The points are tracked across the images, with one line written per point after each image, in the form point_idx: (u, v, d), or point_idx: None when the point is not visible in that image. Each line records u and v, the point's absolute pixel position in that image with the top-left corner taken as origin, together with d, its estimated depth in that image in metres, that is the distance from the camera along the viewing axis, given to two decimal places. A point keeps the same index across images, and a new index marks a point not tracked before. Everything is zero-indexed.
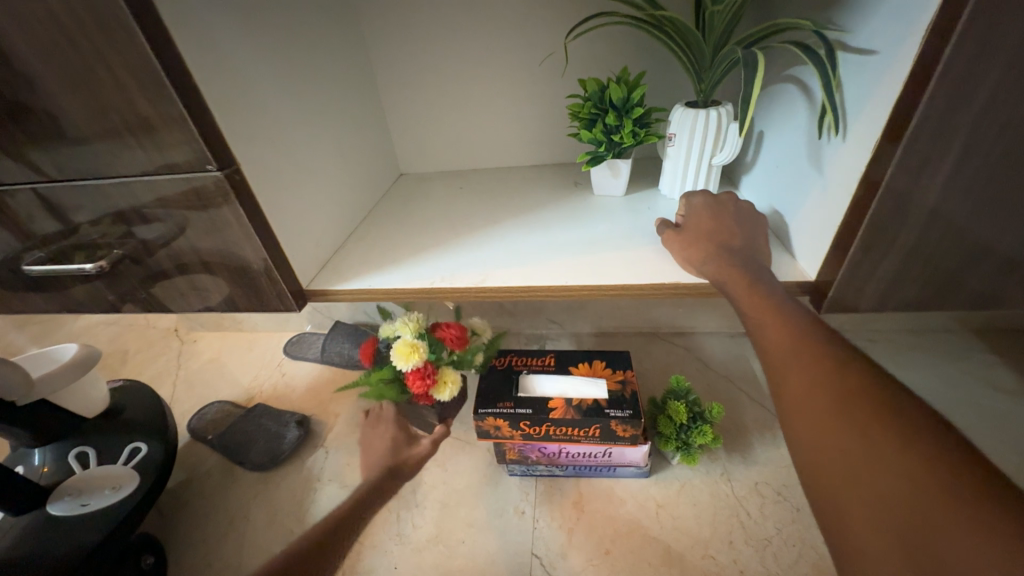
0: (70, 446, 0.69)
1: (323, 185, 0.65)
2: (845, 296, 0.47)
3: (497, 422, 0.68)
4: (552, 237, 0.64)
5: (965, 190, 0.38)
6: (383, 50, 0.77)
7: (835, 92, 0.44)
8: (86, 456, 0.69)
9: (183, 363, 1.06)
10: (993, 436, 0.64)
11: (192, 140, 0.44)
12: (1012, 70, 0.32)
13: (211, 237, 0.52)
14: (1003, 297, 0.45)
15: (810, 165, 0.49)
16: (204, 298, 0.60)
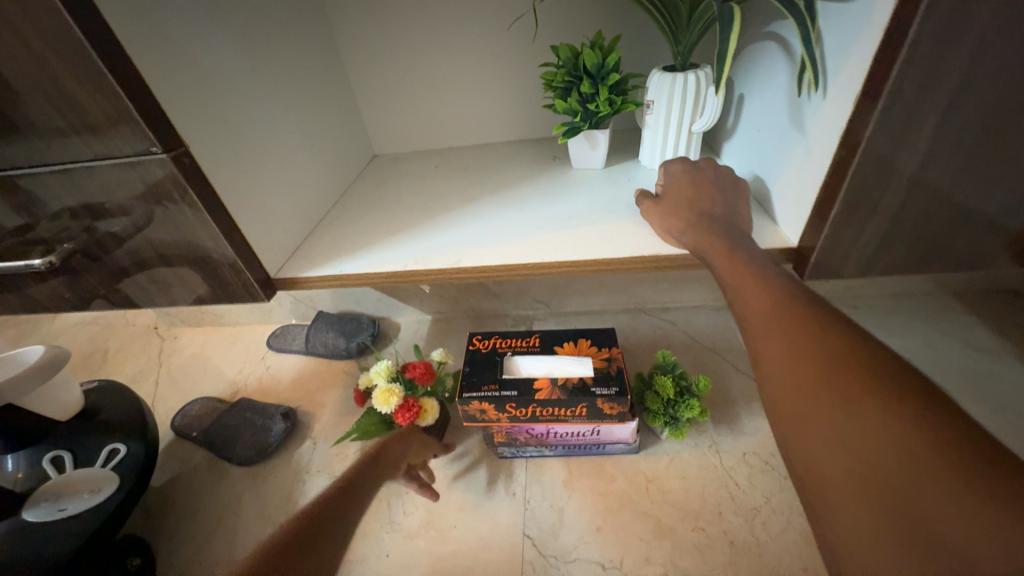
0: (45, 450, 0.66)
1: (288, 168, 0.62)
2: (828, 260, 0.45)
3: (483, 405, 0.67)
4: (526, 214, 0.62)
5: (950, 142, 0.36)
6: (345, 22, 0.73)
7: (814, 45, 0.42)
8: (62, 460, 0.66)
9: (163, 360, 1.03)
10: (976, 396, 0.65)
11: (131, 119, 0.41)
12: (1000, 9, 0.30)
13: (167, 226, 0.49)
14: (988, 256, 0.44)
15: (791, 126, 0.47)
16: (167, 292, 0.57)
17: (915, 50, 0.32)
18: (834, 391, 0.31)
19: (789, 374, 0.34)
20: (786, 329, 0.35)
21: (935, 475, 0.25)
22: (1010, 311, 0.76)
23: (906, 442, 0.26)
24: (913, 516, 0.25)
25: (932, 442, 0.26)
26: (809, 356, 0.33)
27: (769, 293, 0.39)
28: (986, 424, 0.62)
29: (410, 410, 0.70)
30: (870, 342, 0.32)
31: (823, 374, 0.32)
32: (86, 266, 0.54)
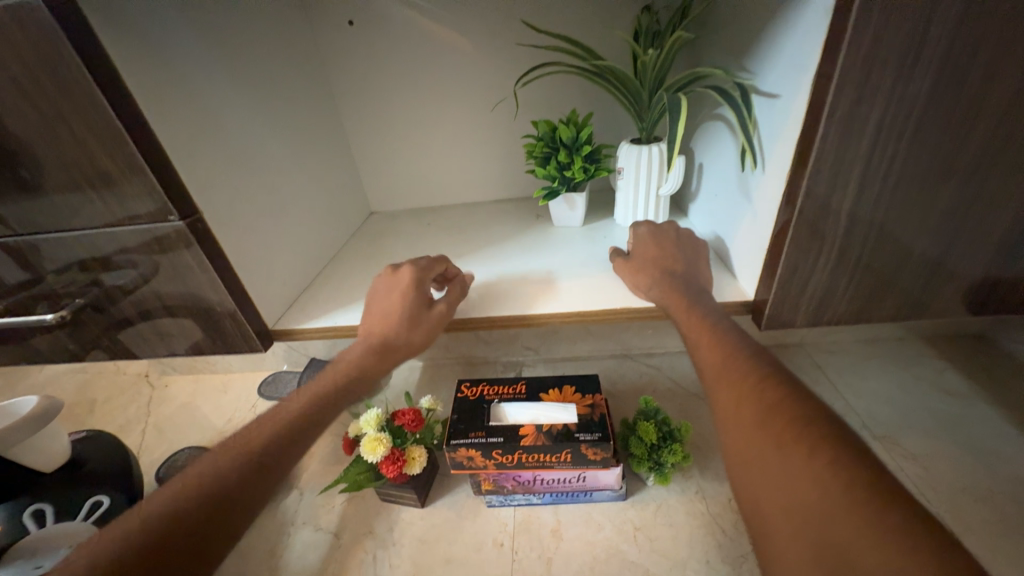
0: (23, 504, 0.60)
1: (290, 227, 0.67)
2: (780, 313, 0.49)
3: (470, 452, 0.69)
4: (507, 270, 0.67)
5: (870, 212, 0.41)
6: (348, 97, 0.81)
7: (752, 130, 0.48)
8: (43, 514, 0.61)
9: (153, 410, 1.03)
10: (945, 439, 0.68)
11: (152, 190, 0.46)
12: (889, 110, 0.36)
13: (175, 282, 0.53)
14: (926, 309, 0.48)
15: (741, 195, 0.54)
16: (169, 343, 0.60)
17: (826, 137, 0.38)
18: (783, 442, 0.33)
19: (742, 422, 0.37)
20: (740, 381, 0.39)
21: (866, 529, 0.27)
22: (971, 355, 0.80)
23: (844, 498, 0.29)
24: (829, 545, 0.28)
25: (867, 501, 0.28)
26: (760, 408, 0.36)
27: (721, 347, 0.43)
28: (957, 467, 0.64)
29: (397, 460, 0.72)
30: (801, 394, 0.36)
31: (773, 425, 0.35)
32: (94, 319, 0.57)
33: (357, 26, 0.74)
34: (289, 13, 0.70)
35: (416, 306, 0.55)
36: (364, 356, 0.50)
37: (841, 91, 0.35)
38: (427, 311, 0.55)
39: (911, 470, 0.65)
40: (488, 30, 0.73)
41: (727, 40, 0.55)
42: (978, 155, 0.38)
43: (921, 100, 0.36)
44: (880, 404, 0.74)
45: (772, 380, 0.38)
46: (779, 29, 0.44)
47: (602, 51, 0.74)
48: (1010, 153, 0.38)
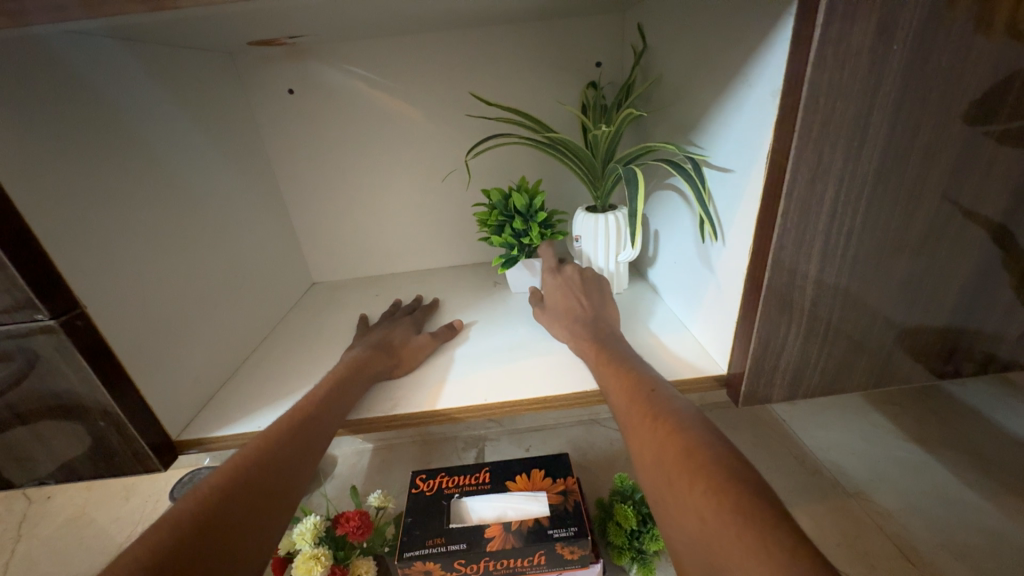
0: None
1: (208, 309, 0.58)
2: (756, 389, 0.46)
3: (427, 566, 0.59)
4: (472, 352, 0.61)
5: (834, 285, 0.40)
6: (286, 162, 0.76)
7: (707, 202, 0.48)
8: None
9: (24, 533, 0.82)
10: (922, 496, 0.66)
11: (10, 285, 0.36)
12: (842, 189, 0.36)
13: (38, 395, 0.41)
14: (895, 374, 0.47)
15: (702, 264, 0.53)
16: (29, 470, 0.46)
17: (785, 211, 0.37)
18: (675, 472, 0.35)
19: (647, 456, 0.38)
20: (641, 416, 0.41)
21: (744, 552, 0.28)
22: (920, 398, 0.82)
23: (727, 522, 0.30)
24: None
25: (751, 520, 0.29)
26: (658, 441, 0.38)
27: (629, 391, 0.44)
28: (939, 529, 0.62)
29: None
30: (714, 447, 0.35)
31: (667, 458, 0.36)
32: None
33: (298, 94, 0.71)
34: (220, 80, 0.65)
35: (402, 335, 0.61)
36: (357, 362, 0.55)
37: (798, 168, 0.35)
38: (414, 339, 0.61)
39: (892, 532, 0.63)
40: (438, 100, 0.73)
41: (672, 116, 0.56)
42: (925, 228, 0.39)
43: (871, 177, 0.36)
44: (853, 461, 0.73)
45: (671, 416, 0.39)
46: (724, 107, 0.45)
47: (552, 122, 0.75)
48: (952, 226, 0.39)
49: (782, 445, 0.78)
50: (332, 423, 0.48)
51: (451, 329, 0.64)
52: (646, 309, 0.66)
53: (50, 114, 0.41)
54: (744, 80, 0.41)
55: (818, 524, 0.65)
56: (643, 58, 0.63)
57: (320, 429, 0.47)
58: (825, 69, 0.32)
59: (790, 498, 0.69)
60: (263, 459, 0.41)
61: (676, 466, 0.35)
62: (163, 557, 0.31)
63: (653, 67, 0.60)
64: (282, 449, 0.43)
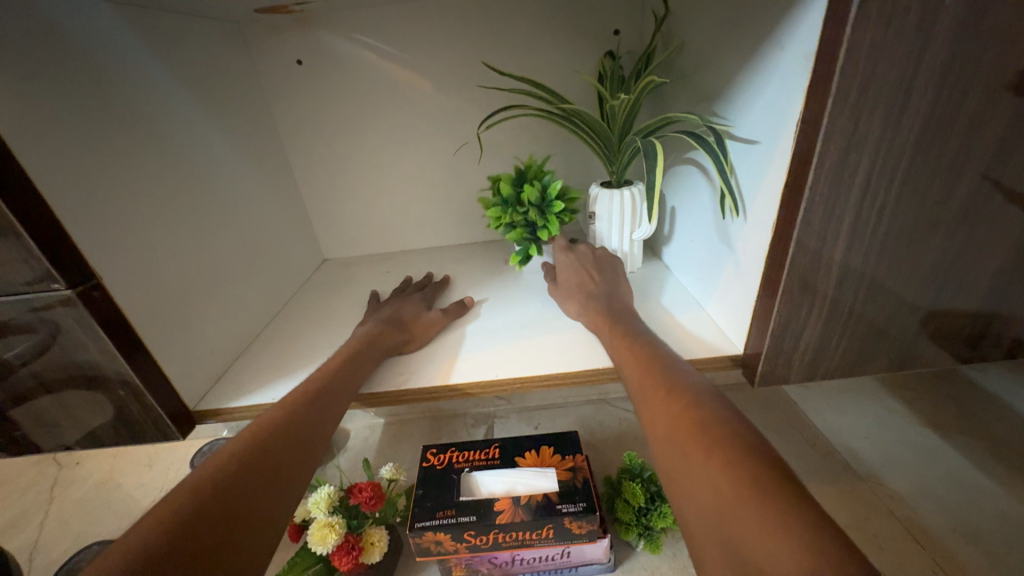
0: None
1: (221, 282, 0.58)
2: (773, 370, 0.45)
3: (438, 536, 0.60)
4: (485, 330, 0.61)
5: (861, 263, 0.39)
6: (296, 136, 0.75)
7: (729, 176, 0.46)
8: None
9: (56, 495, 0.86)
10: (936, 481, 0.65)
11: (26, 255, 0.36)
12: (876, 160, 0.34)
13: (59, 365, 0.42)
14: (920, 356, 0.45)
15: (721, 242, 0.51)
16: (54, 436, 0.47)
17: (814, 185, 0.35)
18: (688, 444, 0.34)
19: (658, 428, 0.37)
20: (654, 391, 0.40)
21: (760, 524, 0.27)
22: (939, 383, 0.80)
23: (741, 493, 0.29)
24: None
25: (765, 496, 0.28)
26: (672, 415, 0.37)
27: (642, 366, 0.44)
28: (952, 513, 0.62)
29: (351, 551, 0.62)
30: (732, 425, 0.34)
31: (680, 431, 0.35)
32: None
33: (307, 64, 0.69)
34: (227, 50, 0.64)
35: (412, 311, 0.61)
36: (371, 335, 0.55)
37: (830, 138, 0.33)
38: (423, 316, 0.61)
39: (903, 515, 0.63)
40: (449, 71, 0.70)
41: (694, 86, 0.54)
42: (964, 204, 0.37)
43: (909, 148, 0.34)
44: (867, 444, 0.72)
45: (685, 392, 0.38)
46: (751, 74, 0.42)
47: (567, 94, 0.73)
48: (993, 202, 0.37)
49: (793, 427, 0.78)
50: (346, 394, 0.49)
51: (461, 306, 0.64)
52: (660, 288, 0.64)
53: (59, 83, 0.41)
54: (775, 44, 0.39)
55: (827, 506, 0.65)
56: (665, 24, 0.60)
57: (334, 400, 0.47)
58: (866, 27, 0.30)
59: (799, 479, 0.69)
60: (277, 430, 0.42)
61: (689, 438, 0.34)
62: (185, 516, 0.32)
63: (675, 33, 0.57)
64: (295, 420, 0.43)
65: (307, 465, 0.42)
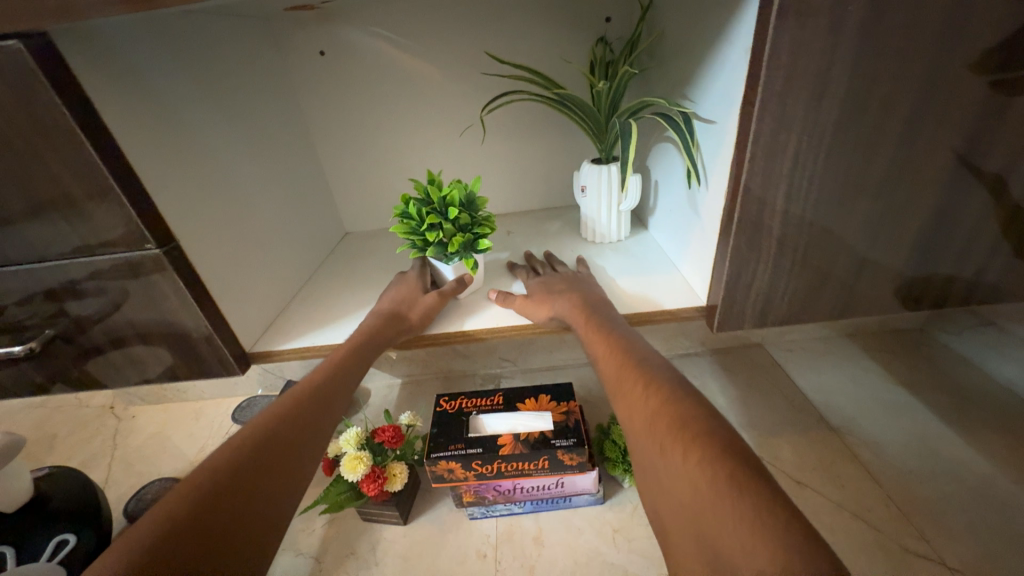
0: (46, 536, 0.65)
1: (264, 249, 0.69)
2: (729, 316, 0.53)
3: (450, 464, 0.71)
4: (485, 317, 0.68)
5: (797, 224, 0.47)
6: (320, 121, 0.83)
7: (695, 152, 0.54)
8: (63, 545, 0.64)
9: (120, 442, 0.99)
10: (892, 432, 0.74)
11: (128, 221, 0.46)
12: (803, 137, 0.42)
13: (148, 310, 0.53)
14: (856, 309, 0.53)
15: (691, 209, 0.59)
16: (141, 371, 0.59)
17: (752, 157, 0.43)
18: (671, 446, 0.40)
19: (636, 419, 0.45)
20: (637, 393, 0.47)
21: (737, 519, 0.32)
22: (901, 348, 0.90)
23: (723, 493, 0.34)
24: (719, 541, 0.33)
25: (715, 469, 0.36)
26: (648, 409, 0.45)
27: (625, 371, 0.51)
28: (901, 456, 0.71)
29: (377, 478, 0.73)
30: (689, 412, 0.42)
31: (662, 434, 0.42)
32: (64, 350, 0.56)
33: (329, 56, 0.77)
34: (260, 45, 0.72)
35: (409, 296, 0.66)
36: (378, 321, 0.63)
37: (762, 119, 0.40)
38: (420, 300, 0.66)
39: (864, 459, 0.71)
40: (456, 60, 0.78)
41: (671, 72, 0.61)
42: (883, 175, 0.44)
43: (831, 126, 0.41)
44: (834, 399, 0.81)
45: (667, 392, 0.45)
46: (712, 63, 0.49)
47: (563, 79, 0.79)
48: (909, 171, 0.44)
49: (771, 384, 0.86)
50: (350, 378, 0.58)
51: (459, 284, 0.69)
52: (643, 254, 0.73)
53: (142, 82, 0.50)
54: (728, 36, 0.46)
55: (797, 450, 0.74)
56: (650, 13, 0.66)
57: (342, 381, 0.56)
58: (787, 27, 0.37)
59: (772, 428, 0.78)
60: (287, 419, 0.49)
61: (672, 440, 0.40)
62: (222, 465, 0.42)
63: (658, 22, 0.63)
64: (310, 406, 0.52)
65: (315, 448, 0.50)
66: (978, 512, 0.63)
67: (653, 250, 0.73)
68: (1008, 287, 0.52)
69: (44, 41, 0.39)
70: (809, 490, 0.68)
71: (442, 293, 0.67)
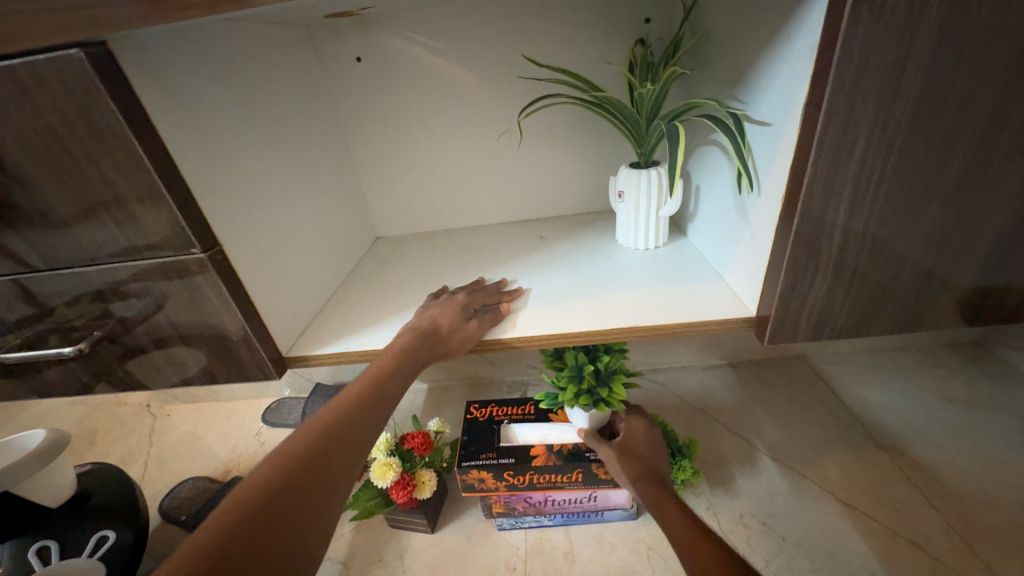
0: (92, 531, 0.67)
1: (302, 253, 0.69)
2: (782, 326, 0.50)
3: (481, 474, 0.69)
4: (528, 317, 0.63)
5: (861, 233, 0.44)
6: (355, 125, 0.84)
7: (746, 155, 0.52)
8: (105, 543, 0.66)
9: (155, 440, 1.01)
10: (953, 453, 0.69)
11: (175, 226, 0.47)
12: (872, 138, 0.39)
13: (190, 311, 0.53)
14: (921, 321, 0.49)
15: (739, 215, 0.57)
16: (181, 371, 0.59)
17: (816, 161, 0.40)
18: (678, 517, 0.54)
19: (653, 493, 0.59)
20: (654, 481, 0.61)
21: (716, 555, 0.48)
22: (955, 364, 0.84)
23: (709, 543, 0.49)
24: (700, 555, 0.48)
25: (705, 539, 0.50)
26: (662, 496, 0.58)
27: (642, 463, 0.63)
28: (963, 481, 0.65)
29: (406, 484, 0.72)
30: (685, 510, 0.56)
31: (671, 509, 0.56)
32: (110, 349, 0.57)
33: (365, 61, 0.78)
34: (299, 51, 0.73)
35: (450, 320, 0.60)
36: (418, 338, 0.57)
37: (828, 119, 0.38)
38: (464, 324, 0.60)
39: (920, 482, 0.66)
40: (491, 64, 0.77)
41: (718, 73, 0.58)
42: (959, 178, 0.41)
43: (903, 127, 0.38)
44: (884, 415, 0.77)
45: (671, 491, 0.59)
46: (768, 61, 0.47)
47: (597, 81, 0.78)
48: (990, 172, 0.40)
49: (815, 399, 0.82)
50: (392, 388, 0.53)
51: (496, 315, 0.62)
52: (684, 260, 0.70)
53: (192, 88, 0.51)
54: (787, 34, 0.44)
55: (846, 471, 0.69)
56: (694, 11, 0.64)
57: (385, 395, 0.52)
58: (861, 19, 0.34)
59: (819, 447, 0.73)
60: (300, 467, 0.41)
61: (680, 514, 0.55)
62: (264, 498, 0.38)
63: (703, 20, 0.61)
64: (351, 421, 0.48)
65: (343, 489, 0.43)
66: None
67: (693, 259, 0.70)
68: None
69: (104, 49, 0.40)
70: (858, 513, 0.64)
71: (479, 327, 0.59)
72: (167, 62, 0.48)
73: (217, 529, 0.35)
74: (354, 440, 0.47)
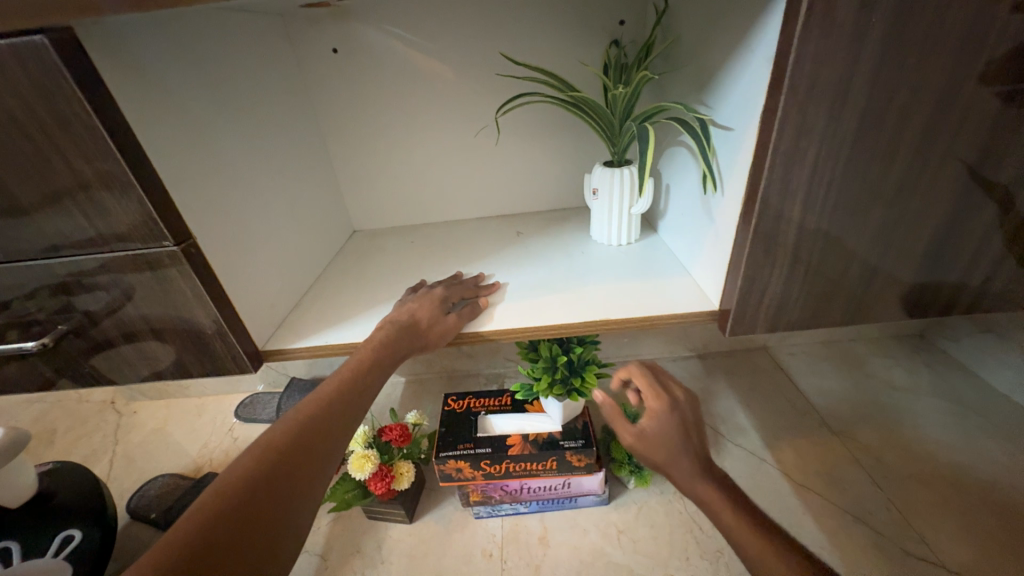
0: (56, 531, 0.65)
1: (278, 246, 0.69)
2: (742, 319, 0.54)
3: (458, 464, 0.71)
4: (505, 311, 0.64)
5: (812, 232, 0.47)
6: (332, 117, 0.83)
7: (711, 157, 0.55)
8: (70, 542, 0.64)
9: (121, 438, 0.98)
10: (895, 435, 0.75)
11: (147, 218, 0.46)
12: (822, 145, 0.42)
13: (162, 304, 0.52)
14: (864, 314, 0.54)
15: (704, 213, 0.60)
16: (152, 366, 0.58)
17: (772, 165, 0.43)
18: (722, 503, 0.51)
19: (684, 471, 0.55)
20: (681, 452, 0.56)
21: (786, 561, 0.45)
22: (900, 353, 0.91)
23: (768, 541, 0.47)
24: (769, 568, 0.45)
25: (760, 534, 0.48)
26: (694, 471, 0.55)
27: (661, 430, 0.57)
28: (903, 461, 0.71)
29: (384, 476, 0.73)
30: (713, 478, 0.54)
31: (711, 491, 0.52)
32: (76, 343, 0.56)
33: (342, 52, 0.77)
34: (274, 40, 0.72)
35: (429, 314, 0.61)
36: (396, 332, 0.58)
37: (782, 127, 0.41)
38: (442, 318, 0.61)
39: (866, 462, 0.72)
40: (470, 60, 0.78)
41: (687, 77, 0.61)
42: (897, 183, 0.45)
43: (849, 135, 0.42)
44: (836, 402, 0.83)
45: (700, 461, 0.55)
46: (731, 69, 0.50)
47: (574, 80, 0.80)
48: (924, 179, 0.44)
49: (774, 387, 0.87)
50: (368, 381, 0.54)
51: (474, 308, 0.63)
52: (654, 256, 0.73)
53: (163, 77, 0.50)
54: (748, 45, 0.46)
55: (801, 454, 0.74)
56: (666, 16, 0.66)
57: (362, 387, 0.53)
58: (812, 35, 0.37)
59: (777, 432, 0.78)
60: (279, 461, 0.42)
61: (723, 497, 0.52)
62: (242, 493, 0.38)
63: (674, 25, 0.64)
64: (327, 414, 0.48)
65: (318, 481, 0.44)
66: (982, 517, 0.63)
67: (662, 255, 0.73)
68: (1012, 296, 0.53)
69: (70, 36, 0.39)
70: (809, 492, 0.69)
71: (458, 320, 0.61)
72: (137, 50, 0.46)
73: (197, 526, 0.35)
74: (330, 432, 0.47)
